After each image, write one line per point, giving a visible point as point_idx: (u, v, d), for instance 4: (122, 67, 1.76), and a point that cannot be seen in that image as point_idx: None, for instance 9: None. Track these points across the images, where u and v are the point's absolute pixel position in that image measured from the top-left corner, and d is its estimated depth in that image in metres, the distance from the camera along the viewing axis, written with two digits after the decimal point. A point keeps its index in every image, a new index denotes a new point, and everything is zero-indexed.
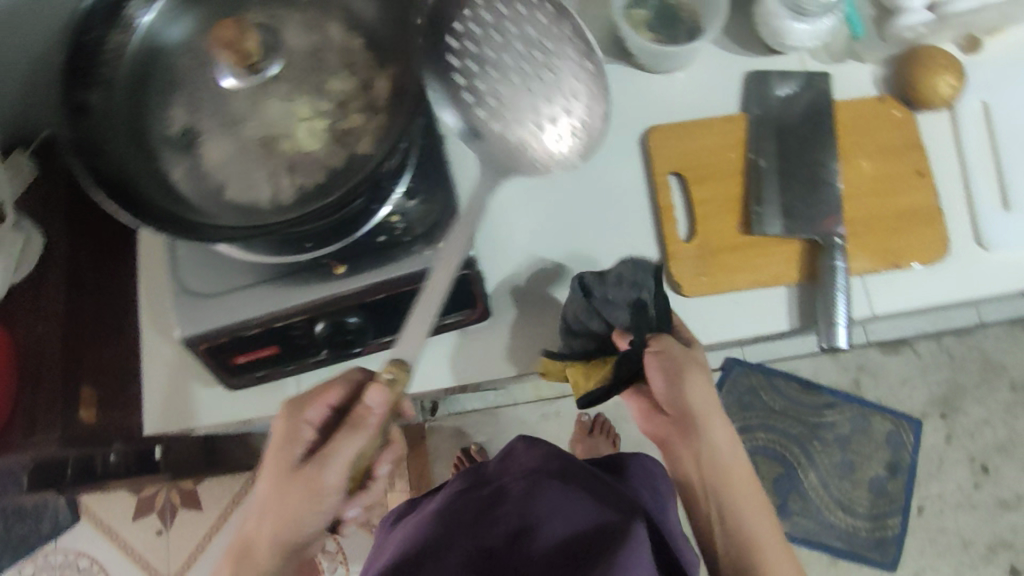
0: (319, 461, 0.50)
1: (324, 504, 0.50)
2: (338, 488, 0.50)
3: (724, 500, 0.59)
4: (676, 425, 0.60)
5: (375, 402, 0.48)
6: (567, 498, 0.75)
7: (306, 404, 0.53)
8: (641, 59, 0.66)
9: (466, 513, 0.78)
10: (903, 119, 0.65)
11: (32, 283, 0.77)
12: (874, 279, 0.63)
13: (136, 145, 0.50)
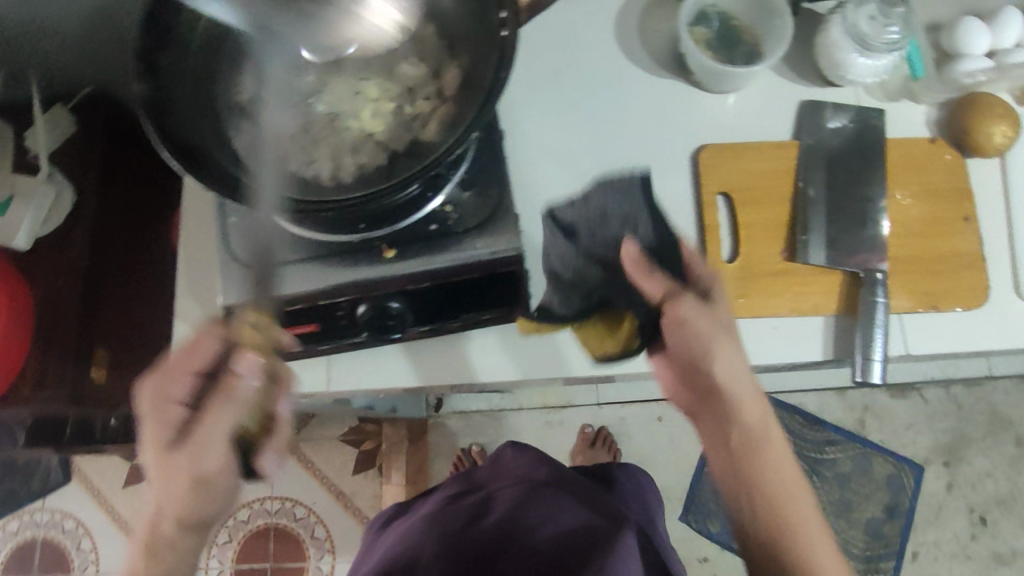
0: (195, 442, 0.49)
1: (214, 476, 0.50)
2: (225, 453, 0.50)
3: (754, 465, 0.55)
4: (699, 392, 0.57)
5: (245, 371, 0.48)
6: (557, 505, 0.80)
7: (167, 380, 0.51)
8: (699, 77, 0.67)
9: (450, 517, 0.83)
10: (954, 163, 0.65)
11: (59, 238, 0.86)
12: (912, 319, 0.62)
13: (203, 107, 0.50)
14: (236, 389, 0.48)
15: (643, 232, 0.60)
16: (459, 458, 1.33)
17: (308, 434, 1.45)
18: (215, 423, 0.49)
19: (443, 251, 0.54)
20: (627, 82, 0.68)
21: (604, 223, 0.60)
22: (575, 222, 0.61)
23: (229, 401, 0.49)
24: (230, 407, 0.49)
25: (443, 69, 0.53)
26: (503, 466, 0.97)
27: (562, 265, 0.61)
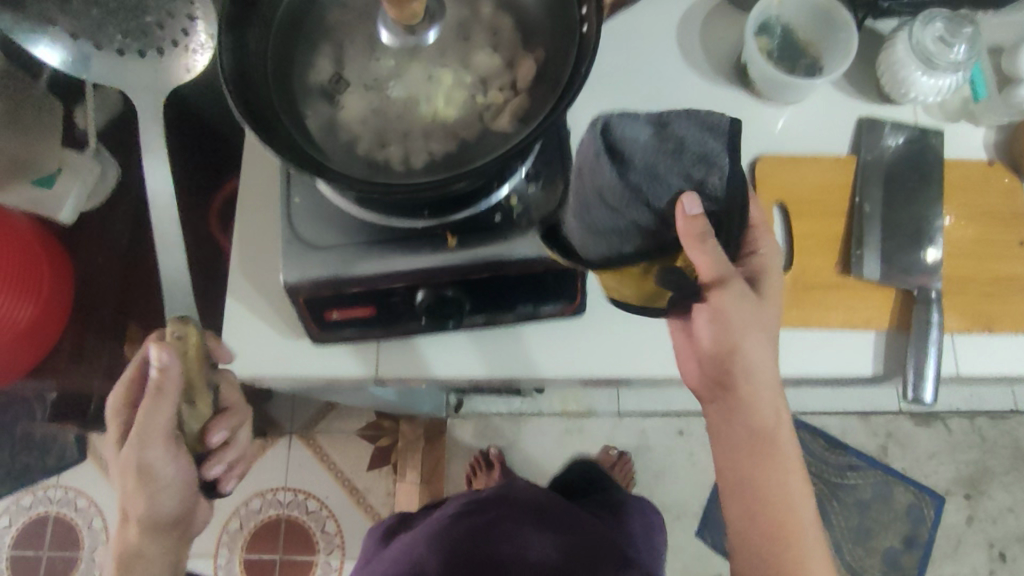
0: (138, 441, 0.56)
1: (157, 467, 0.58)
2: (166, 446, 0.58)
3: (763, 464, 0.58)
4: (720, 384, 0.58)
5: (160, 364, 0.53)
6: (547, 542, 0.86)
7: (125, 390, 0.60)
8: (760, 86, 0.67)
9: (459, 538, 0.87)
10: (1011, 187, 0.65)
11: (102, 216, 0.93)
12: (963, 340, 0.62)
13: (282, 86, 0.51)
14: (155, 383, 0.54)
15: (712, 185, 0.52)
16: (475, 461, 1.32)
17: (326, 427, 1.45)
18: (146, 420, 0.55)
19: (506, 243, 0.54)
20: (688, 88, 0.68)
21: (676, 165, 0.52)
22: (636, 150, 0.52)
23: (155, 398, 0.54)
24: (156, 404, 0.55)
25: (518, 60, 0.53)
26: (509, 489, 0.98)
27: (608, 203, 0.52)
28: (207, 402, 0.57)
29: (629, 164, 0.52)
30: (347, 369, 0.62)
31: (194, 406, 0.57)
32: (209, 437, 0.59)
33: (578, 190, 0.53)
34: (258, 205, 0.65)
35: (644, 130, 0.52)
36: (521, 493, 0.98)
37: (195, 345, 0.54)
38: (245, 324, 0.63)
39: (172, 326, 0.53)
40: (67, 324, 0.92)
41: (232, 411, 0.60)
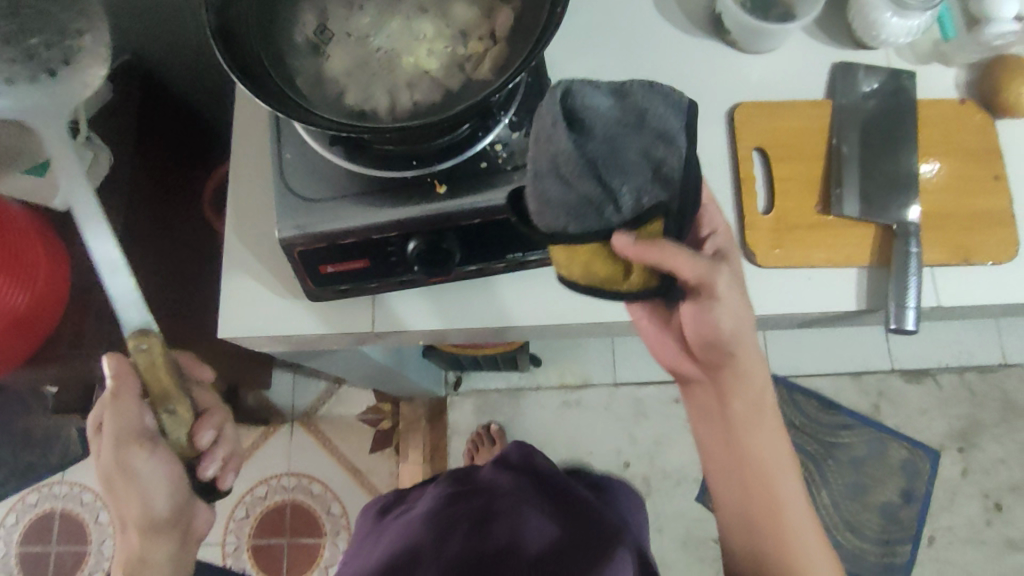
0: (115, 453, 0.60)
1: (138, 469, 0.60)
2: (142, 448, 0.60)
3: (750, 435, 0.60)
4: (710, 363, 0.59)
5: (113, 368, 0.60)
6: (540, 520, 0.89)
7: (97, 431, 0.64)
8: (735, 36, 0.69)
9: (455, 518, 0.89)
10: (983, 123, 0.67)
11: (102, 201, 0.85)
12: (944, 273, 0.64)
13: (269, 43, 0.53)
14: (112, 387, 0.60)
15: (672, 166, 0.47)
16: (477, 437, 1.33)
17: (326, 412, 1.46)
18: (117, 419, 0.59)
19: (494, 188, 0.55)
20: (665, 43, 0.70)
21: (638, 140, 0.47)
22: (596, 119, 0.46)
23: (117, 400, 0.59)
24: (120, 402, 0.59)
25: (496, 11, 0.55)
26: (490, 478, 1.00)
27: (562, 174, 0.47)
28: (185, 406, 0.60)
29: (591, 134, 0.46)
30: (343, 326, 0.63)
31: (174, 411, 0.60)
32: (198, 438, 0.61)
33: (532, 164, 0.48)
34: (250, 173, 0.66)
35: (606, 97, 0.47)
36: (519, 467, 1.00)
37: (160, 354, 0.59)
38: (241, 288, 0.64)
39: (134, 339, 0.58)
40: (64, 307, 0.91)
41: (213, 411, 0.63)
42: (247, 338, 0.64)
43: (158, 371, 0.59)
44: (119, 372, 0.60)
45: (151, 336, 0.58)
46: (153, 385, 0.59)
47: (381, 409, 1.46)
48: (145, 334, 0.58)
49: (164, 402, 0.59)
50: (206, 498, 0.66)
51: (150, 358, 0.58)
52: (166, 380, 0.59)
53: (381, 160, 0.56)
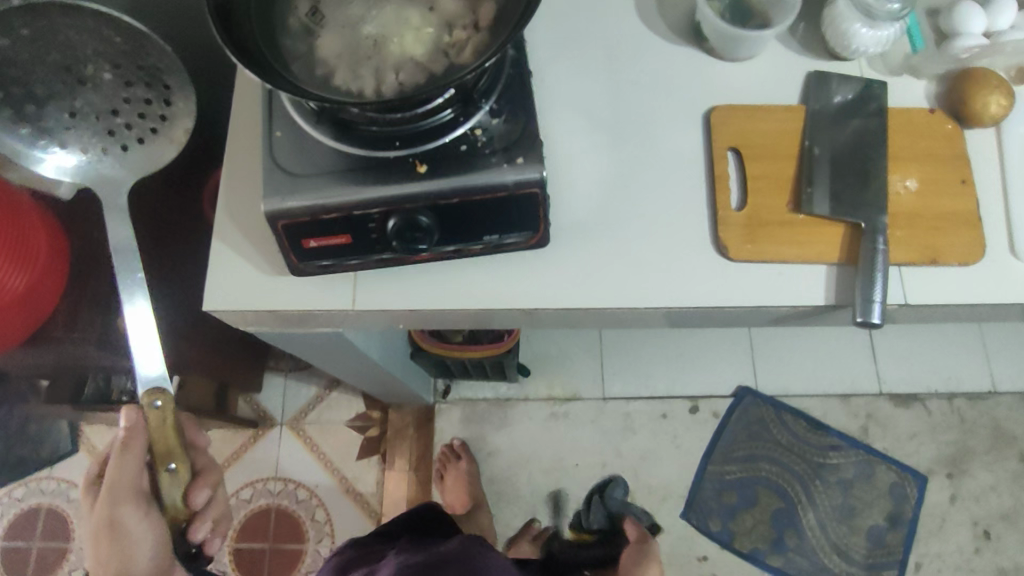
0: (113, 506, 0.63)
1: (130, 526, 0.64)
2: (138, 506, 0.65)
3: None
4: None
5: (129, 420, 0.64)
6: None
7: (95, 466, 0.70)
8: (714, 44, 0.72)
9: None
10: (952, 132, 0.69)
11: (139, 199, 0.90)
12: (912, 272, 0.65)
13: (264, 25, 0.56)
14: (123, 438, 0.64)
15: None
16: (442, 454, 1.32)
17: (316, 418, 1.46)
18: (116, 472, 0.64)
19: (471, 170, 0.57)
20: (647, 49, 0.73)
21: None
22: None
23: (123, 451, 0.64)
24: (126, 456, 0.64)
25: (480, 4, 0.58)
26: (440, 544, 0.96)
27: None
28: (185, 467, 0.66)
29: None
30: (324, 303, 0.65)
31: (174, 470, 0.65)
32: (193, 498, 0.66)
33: None
34: (245, 155, 0.69)
35: None
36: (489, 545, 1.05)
37: (171, 415, 0.64)
38: (228, 264, 0.66)
39: (146, 397, 0.63)
40: (65, 287, 0.90)
41: (208, 471, 0.68)
42: (231, 312, 0.66)
43: (166, 432, 0.65)
44: (134, 426, 0.65)
45: (164, 395, 0.64)
46: (158, 444, 0.64)
47: (370, 416, 1.46)
48: (158, 393, 0.64)
49: (166, 461, 0.65)
50: (189, 563, 0.70)
51: (161, 418, 0.64)
52: (172, 441, 0.65)
53: (365, 140, 0.58)
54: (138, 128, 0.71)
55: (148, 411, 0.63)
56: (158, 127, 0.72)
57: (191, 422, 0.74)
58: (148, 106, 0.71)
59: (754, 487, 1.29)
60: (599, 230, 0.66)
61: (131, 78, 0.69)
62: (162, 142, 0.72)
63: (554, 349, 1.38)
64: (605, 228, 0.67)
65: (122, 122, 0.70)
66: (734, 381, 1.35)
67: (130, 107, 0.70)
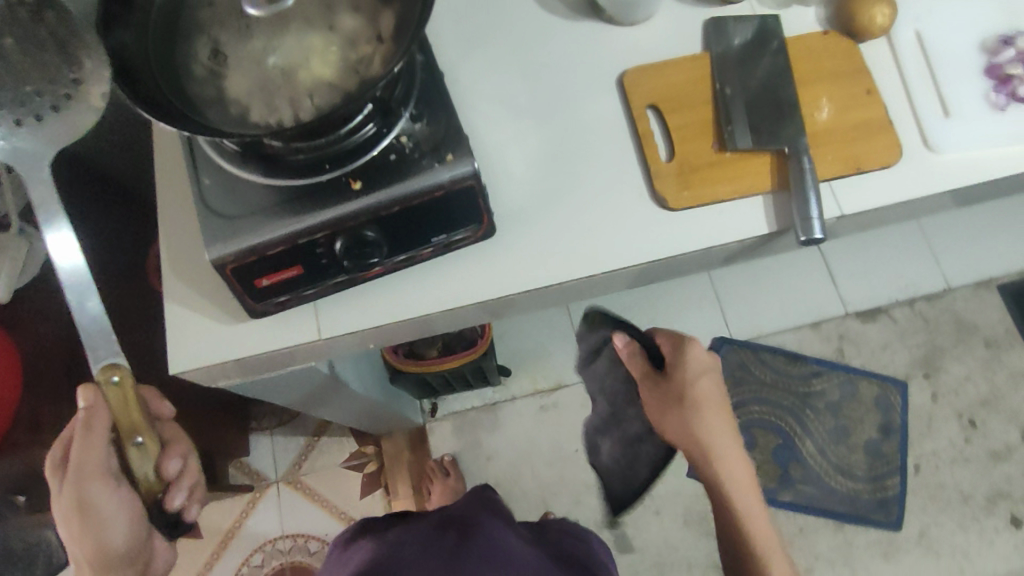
0: (80, 482, 0.61)
1: (102, 504, 0.62)
2: (106, 483, 0.63)
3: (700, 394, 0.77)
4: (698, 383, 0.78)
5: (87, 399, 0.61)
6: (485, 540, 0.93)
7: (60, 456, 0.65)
8: (611, 12, 0.74)
9: (435, 538, 0.93)
10: (849, 48, 0.72)
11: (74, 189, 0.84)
12: (841, 185, 0.68)
13: (168, 78, 0.56)
14: (84, 419, 0.61)
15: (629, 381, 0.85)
16: (431, 468, 1.32)
17: (310, 467, 1.44)
18: (80, 454, 0.61)
19: (406, 176, 0.58)
20: (550, 29, 0.75)
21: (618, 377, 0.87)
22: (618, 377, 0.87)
23: (87, 431, 0.61)
24: (89, 437, 0.61)
25: (379, 15, 0.58)
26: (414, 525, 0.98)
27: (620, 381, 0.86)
28: (153, 439, 0.64)
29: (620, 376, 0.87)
30: (290, 338, 0.65)
31: (142, 445, 0.63)
32: (165, 468, 0.64)
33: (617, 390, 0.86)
34: (178, 213, 0.69)
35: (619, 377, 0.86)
36: (496, 507, 1.08)
37: (131, 388, 0.62)
38: (185, 322, 0.66)
39: (103, 374, 0.61)
40: (22, 392, 0.84)
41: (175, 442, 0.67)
42: (198, 371, 0.65)
43: (128, 407, 0.62)
44: (92, 404, 0.61)
45: (120, 370, 0.61)
46: (122, 420, 0.62)
47: (365, 452, 1.45)
48: (115, 367, 0.61)
49: (133, 436, 0.63)
50: (171, 533, 0.67)
51: (121, 394, 0.61)
52: (137, 416, 0.62)
53: (296, 169, 0.59)
54: (52, 97, 0.66)
55: (107, 387, 0.61)
56: (72, 92, 0.66)
57: (152, 393, 0.71)
58: (58, 73, 0.66)
59: (751, 431, 1.31)
60: (541, 209, 0.68)
61: (38, 40, 0.65)
62: (79, 109, 0.66)
63: (530, 343, 1.40)
64: (547, 208, 0.68)
65: (33, 91, 0.65)
66: (708, 335, 1.37)
67: (38, 77, 0.65)
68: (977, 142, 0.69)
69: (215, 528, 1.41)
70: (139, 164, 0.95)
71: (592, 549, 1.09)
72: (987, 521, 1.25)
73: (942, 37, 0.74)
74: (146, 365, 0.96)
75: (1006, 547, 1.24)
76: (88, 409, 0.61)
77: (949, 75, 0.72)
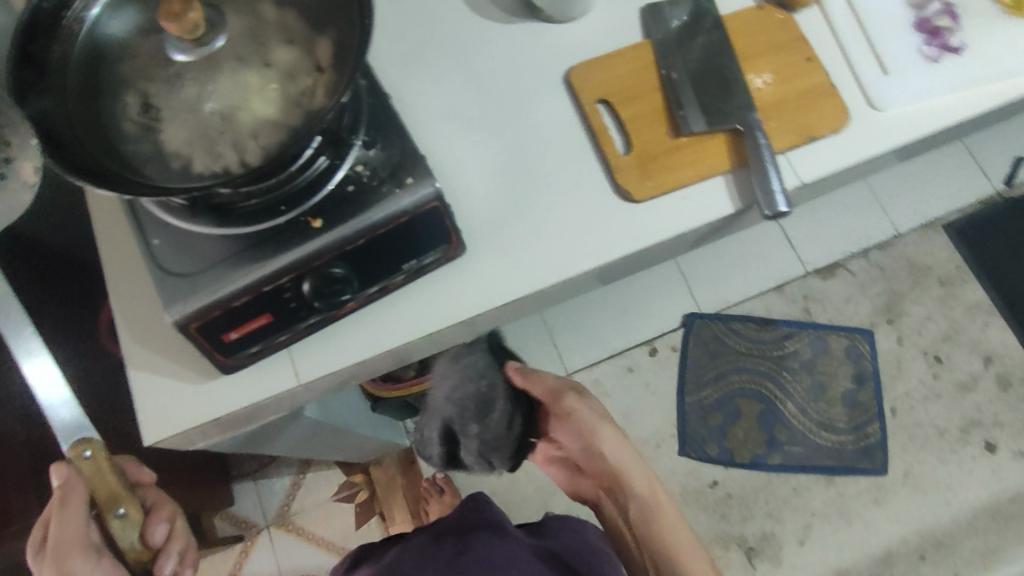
0: (59, 563, 0.58)
1: None
2: (87, 559, 0.59)
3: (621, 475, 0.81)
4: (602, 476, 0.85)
5: (60, 476, 0.58)
6: (485, 546, 0.92)
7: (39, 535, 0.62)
8: (547, 10, 0.73)
9: (433, 558, 0.91)
10: (784, 18, 0.73)
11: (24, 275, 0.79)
12: (797, 154, 0.69)
13: (100, 139, 0.53)
14: (59, 496, 0.58)
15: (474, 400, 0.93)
16: (426, 488, 1.32)
17: (301, 506, 1.40)
18: (60, 533, 0.58)
19: (367, 206, 0.56)
20: (487, 35, 0.74)
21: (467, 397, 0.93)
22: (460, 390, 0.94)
23: (63, 508, 0.58)
24: (66, 513, 0.58)
25: (315, 43, 0.56)
26: (411, 540, 0.98)
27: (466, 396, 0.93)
28: (136, 508, 0.61)
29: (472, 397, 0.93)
30: (267, 390, 0.62)
31: (125, 515, 0.60)
32: (151, 535, 0.62)
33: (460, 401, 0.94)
34: (131, 279, 0.65)
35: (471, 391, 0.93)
36: (486, 509, 1.03)
37: (106, 459, 0.60)
38: (154, 389, 0.62)
39: (72, 451, 0.59)
40: None
41: (161, 505, 0.64)
42: (173, 438, 0.62)
43: (106, 478, 0.59)
44: (67, 480, 0.58)
45: (92, 444, 0.59)
46: (101, 494, 0.59)
47: (355, 482, 1.41)
48: (85, 443, 0.59)
49: (114, 508, 0.60)
50: None
51: (96, 466, 0.59)
52: (116, 486, 0.60)
53: (251, 216, 0.56)
54: None
55: (80, 461, 0.58)
56: (5, 171, 0.66)
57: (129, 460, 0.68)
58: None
59: (734, 401, 1.34)
60: (507, 219, 0.67)
61: None
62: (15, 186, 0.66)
63: None
64: (514, 218, 0.67)
65: None
66: (679, 313, 1.39)
67: None
68: (919, 95, 0.71)
69: None
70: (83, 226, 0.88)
71: (589, 536, 1.07)
72: (965, 451, 1.30)
73: None
74: (121, 435, 0.93)
75: (986, 474, 1.29)
76: (63, 484, 0.58)
77: (882, 33, 0.74)
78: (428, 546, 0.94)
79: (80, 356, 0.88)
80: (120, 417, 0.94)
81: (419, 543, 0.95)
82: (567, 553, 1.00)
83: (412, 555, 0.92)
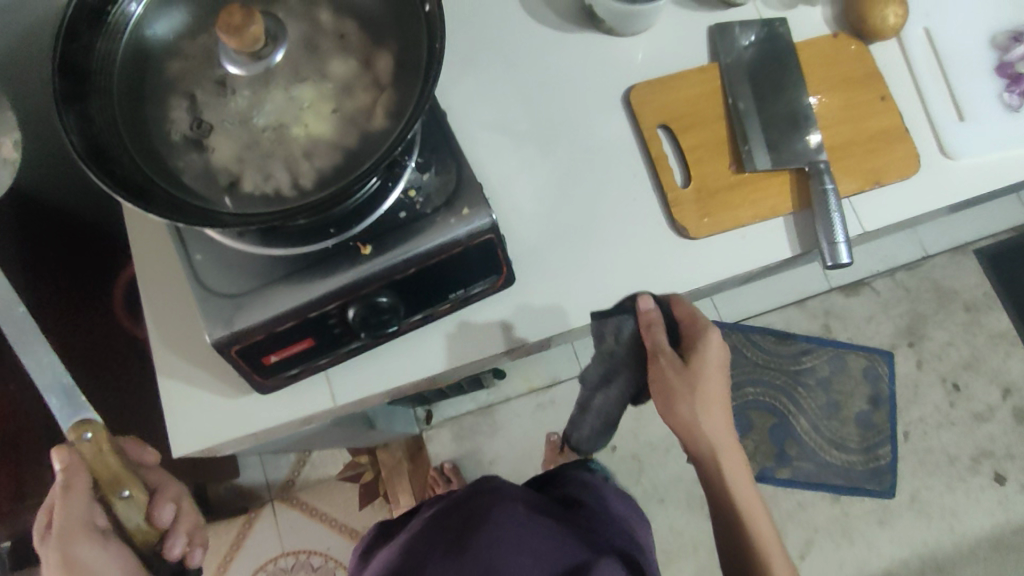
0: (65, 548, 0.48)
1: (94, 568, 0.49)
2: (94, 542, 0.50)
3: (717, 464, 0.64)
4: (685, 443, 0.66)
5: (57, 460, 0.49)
6: (528, 531, 0.71)
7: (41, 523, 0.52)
8: (609, 23, 0.69)
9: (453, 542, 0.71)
10: (860, 50, 0.69)
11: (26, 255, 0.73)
12: (861, 199, 0.66)
13: (144, 150, 0.50)
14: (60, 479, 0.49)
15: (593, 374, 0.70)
16: (433, 478, 1.31)
17: (304, 482, 1.40)
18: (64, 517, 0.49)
19: (420, 236, 0.53)
20: (547, 46, 0.70)
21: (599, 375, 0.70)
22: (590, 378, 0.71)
23: (67, 491, 0.49)
24: (72, 495, 0.49)
25: (375, 57, 0.52)
26: (452, 510, 0.79)
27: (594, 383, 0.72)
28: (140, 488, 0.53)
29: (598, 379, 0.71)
30: (304, 410, 0.61)
31: (129, 497, 0.53)
32: (158, 516, 0.55)
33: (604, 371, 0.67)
34: (163, 284, 0.64)
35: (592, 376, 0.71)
36: (503, 487, 0.81)
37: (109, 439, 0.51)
38: (184, 399, 0.61)
39: (76, 431, 0.49)
40: None
41: (166, 485, 0.57)
42: (203, 449, 0.61)
43: (109, 459, 0.51)
44: (69, 463, 0.50)
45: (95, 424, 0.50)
46: (105, 474, 0.51)
47: (359, 462, 1.41)
48: (88, 423, 0.50)
49: (117, 489, 0.52)
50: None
51: (100, 447, 0.50)
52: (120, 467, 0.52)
53: (300, 237, 0.54)
54: None
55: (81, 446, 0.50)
56: None
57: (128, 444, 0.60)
58: None
59: (746, 412, 1.33)
60: (558, 248, 0.64)
61: None
62: None
63: None
64: (562, 249, 0.64)
65: None
66: None
67: None
68: (993, 147, 0.68)
69: (214, 555, 1.37)
70: (93, 197, 0.85)
71: (621, 513, 0.88)
72: (974, 480, 1.30)
73: (954, 33, 0.71)
74: (136, 416, 0.91)
75: (992, 504, 1.29)
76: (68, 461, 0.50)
77: (962, 75, 0.70)
78: (461, 525, 0.74)
79: (81, 345, 0.81)
80: (128, 410, 0.90)
81: (454, 520, 0.76)
82: (598, 529, 0.78)
83: (439, 535, 0.74)
